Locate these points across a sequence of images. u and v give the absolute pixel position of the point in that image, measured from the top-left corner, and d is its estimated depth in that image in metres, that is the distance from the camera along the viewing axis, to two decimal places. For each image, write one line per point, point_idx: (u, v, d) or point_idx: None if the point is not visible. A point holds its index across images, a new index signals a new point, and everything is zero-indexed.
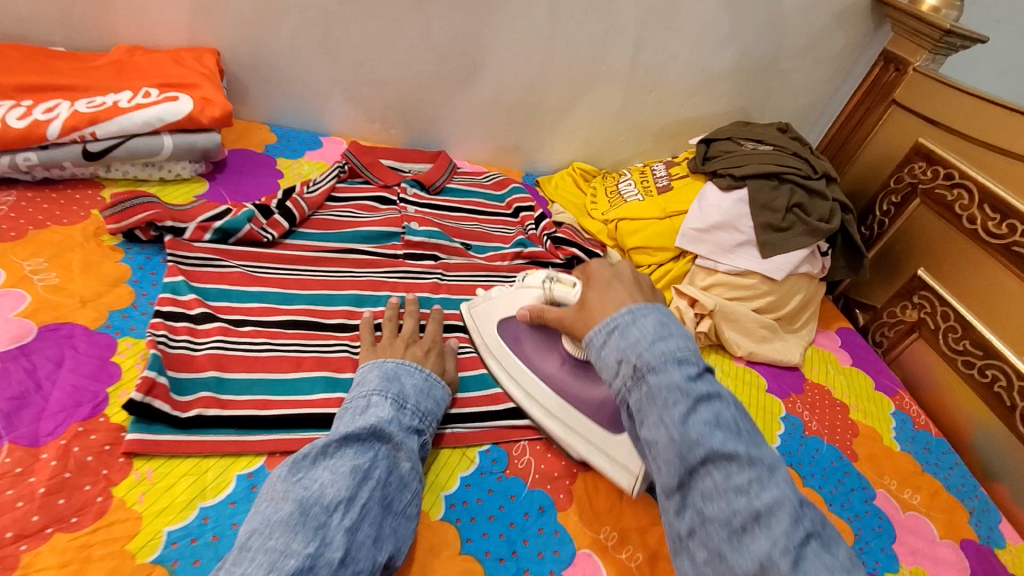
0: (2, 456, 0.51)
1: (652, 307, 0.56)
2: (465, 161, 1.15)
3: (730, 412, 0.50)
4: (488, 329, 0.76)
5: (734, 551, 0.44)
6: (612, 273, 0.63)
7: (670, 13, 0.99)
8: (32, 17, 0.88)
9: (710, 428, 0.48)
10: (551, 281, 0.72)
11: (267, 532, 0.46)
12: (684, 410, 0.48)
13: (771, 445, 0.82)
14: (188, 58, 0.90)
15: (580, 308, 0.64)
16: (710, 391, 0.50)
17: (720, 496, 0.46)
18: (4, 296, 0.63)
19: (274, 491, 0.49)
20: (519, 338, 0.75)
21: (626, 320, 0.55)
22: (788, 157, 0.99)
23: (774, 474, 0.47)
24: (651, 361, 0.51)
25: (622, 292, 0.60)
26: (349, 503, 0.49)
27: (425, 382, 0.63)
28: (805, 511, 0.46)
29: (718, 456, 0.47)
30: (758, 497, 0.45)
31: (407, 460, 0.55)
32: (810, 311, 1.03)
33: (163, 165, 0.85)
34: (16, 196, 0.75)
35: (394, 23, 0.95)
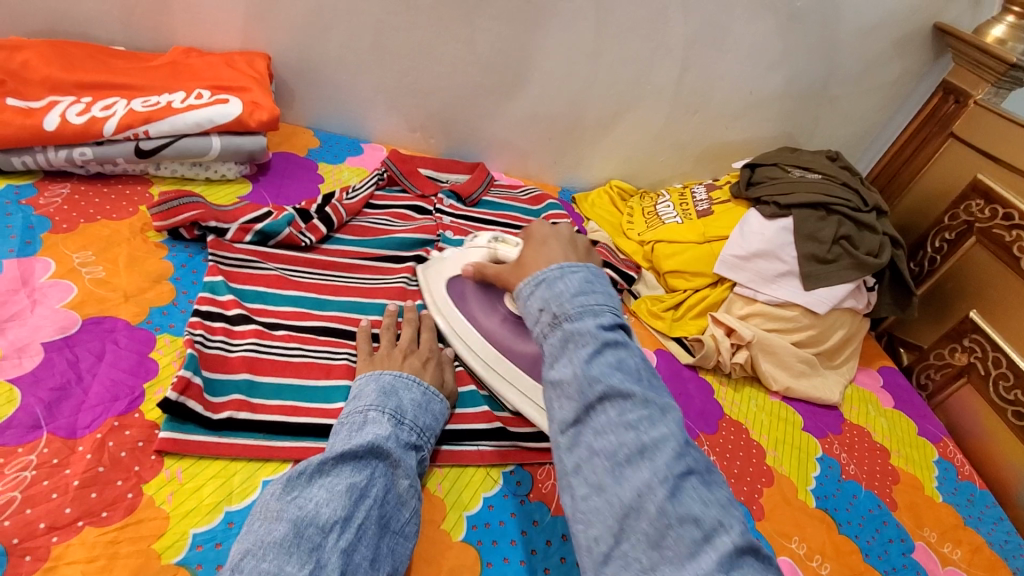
0: (41, 447, 0.52)
1: (585, 266, 0.53)
2: (502, 174, 1.15)
3: (637, 359, 0.47)
4: (436, 286, 0.79)
5: (615, 483, 0.41)
6: (551, 232, 0.62)
7: (720, 35, 0.98)
8: (97, 18, 0.91)
9: (613, 369, 0.45)
10: (496, 243, 0.77)
11: (259, 554, 0.44)
12: (589, 352, 0.46)
13: (806, 488, 0.78)
14: (241, 62, 0.92)
15: (517, 264, 0.62)
16: (621, 338, 0.48)
17: (609, 431, 0.43)
18: (53, 287, 0.65)
19: (267, 510, 0.48)
20: (464, 296, 0.77)
21: (555, 274, 0.51)
22: (836, 187, 0.95)
23: (668, 415, 0.44)
24: (568, 310, 0.49)
25: (555, 248, 0.58)
26: (345, 523, 0.48)
27: (424, 396, 0.62)
28: (692, 451, 0.43)
29: (615, 394, 0.44)
30: (647, 433, 0.42)
31: (405, 477, 0.54)
32: (852, 348, 0.99)
33: (210, 165, 0.86)
34: (70, 189, 0.78)
35: (441, 34, 0.96)
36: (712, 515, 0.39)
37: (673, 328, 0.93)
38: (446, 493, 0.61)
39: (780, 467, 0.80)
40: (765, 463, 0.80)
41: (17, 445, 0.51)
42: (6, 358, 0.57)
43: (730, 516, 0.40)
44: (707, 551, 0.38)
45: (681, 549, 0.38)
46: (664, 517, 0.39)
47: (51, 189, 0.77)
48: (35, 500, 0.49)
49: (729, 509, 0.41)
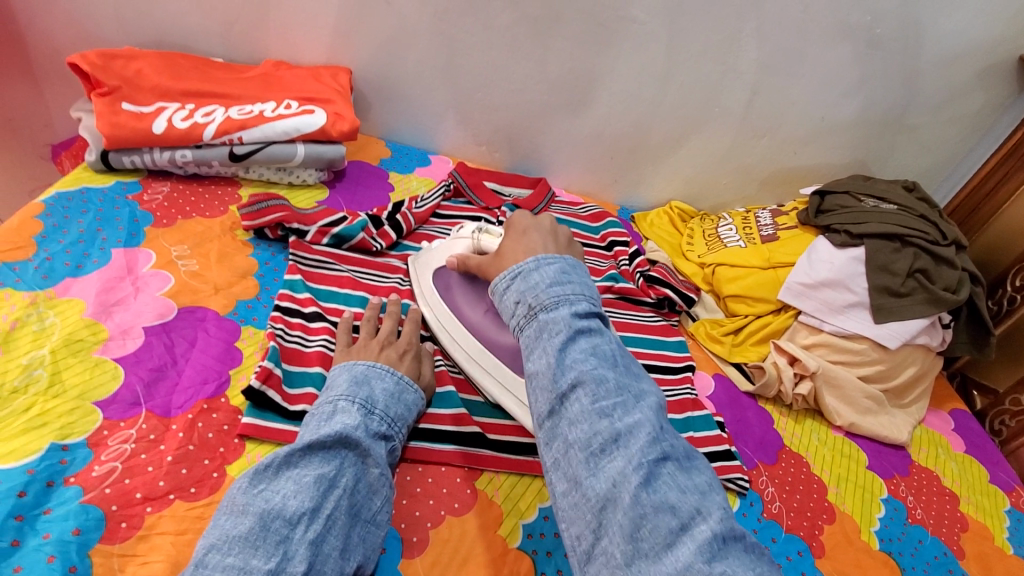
0: (140, 422, 0.56)
1: (561, 257, 0.52)
2: (562, 190, 1.17)
3: (612, 346, 0.46)
4: (424, 278, 0.78)
5: (591, 473, 0.40)
6: (532, 222, 0.59)
7: (794, 60, 0.97)
8: (201, 32, 0.99)
9: (586, 358, 0.44)
10: (480, 232, 0.74)
11: (223, 549, 0.45)
12: (561, 341, 0.45)
13: (869, 529, 0.75)
14: (326, 75, 0.97)
15: (497, 253, 0.61)
16: (595, 326, 0.47)
17: (582, 420, 0.42)
18: (153, 277, 0.70)
19: (232, 504, 0.48)
20: (449, 287, 0.75)
21: (530, 265, 0.51)
22: (913, 219, 0.92)
23: (644, 402, 0.43)
24: (543, 300, 0.48)
25: (535, 238, 0.57)
26: (313, 515, 0.49)
27: (396, 386, 0.61)
28: (671, 438, 0.42)
29: (587, 380, 0.43)
30: (620, 419, 0.42)
31: (376, 466, 0.54)
32: (924, 386, 0.94)
33: (293, 171, 0.92)
34: (170, 188, 0.85)
35: (513, 54, 0.99)
36: (689, 501, 0.38)
37: (733, 353, 0.92)
38: (503, 500, 0.62)
39: (843, 505, 0.77)
40: (826, 499, 0.77)
41: (119, 419, 0.56)
42: (113, 338, 0.62)
43: (709, 504, 0.39)
44: (684, 540, 0.37)
45: (657, 538, 0.37)
46: (638, 505, 0.38)
47: (153, 187, 0.84)
48: (133, 471, 0.53)
49: (709, 497, 0.40)
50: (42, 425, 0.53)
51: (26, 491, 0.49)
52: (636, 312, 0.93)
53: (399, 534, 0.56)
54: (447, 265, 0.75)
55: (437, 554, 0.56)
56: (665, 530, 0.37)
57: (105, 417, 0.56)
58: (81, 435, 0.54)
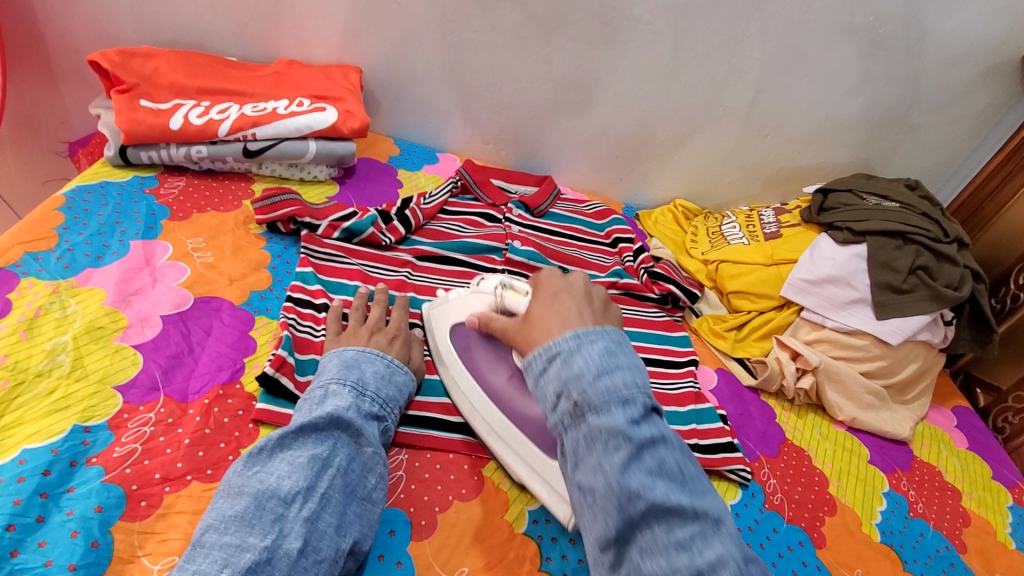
0: (158, 406, 0.58)
1: (602, 332, 0.51)
2: (568, 188, 1.18)
3: (674, 456, 0.45)
4: (440, 335, 0.72)
5: None
6: (563, 285, 0.60)
7: (798, 59, 0.98)
8: (215, 31, 1.02)
9: (652, 478, 0.43)
10: (504, 288, 0.69)
11: (222, 528, 0.47)
12: (624, 458, 0.43)
13: (871, 522, 0.76)
14: (337, 74, 0.99)
15: (524, 319, 0.59)
16: (656, 433, 0.46)
17: (658, 553, 0.41)
18: (170, 268, 0.72)
19: (229, 485, 0.50)
20: (469, 346, 0.70)
21: (570, 346, 0.49)
22: (915, 216, 0.93)
23: (720, 527, 0.42)
24: (593, 399, 0.46)
25: (568, 304, 0.56)
26: (308, 494, 0.50)
27: (386, 368, 0.63)
28: (750, 566, 0.41)
29: (657, 507, 0.42)
30: (699, 553, 0.41)
31: (368, 446, 0.56)
32: (926, 383, 0.95)
33: (304, 167, 0.94)
34: (185, 182, 0.87)
35: (521, 53, 1.00)
36: None
37: (735, 348, 0.92)
38: (509, 487, 0.64)
39: (844, 498, 0.78)
40: (828, 492, 0.78)
41: (138, 403, 0.58)
42: (132, 326, 0.64)
43: None
44: None
45: None
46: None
47: (169, 181, 0.86)
48: (152, 452, 0.55)
49: None
50: (65, 407, 0.55)
51: (51, 469, 0.51)
52: (640, 307, 0.94)
53: (408, 518, 0.58)
54: (466, 322, 0.70)
55: (445, 538, 0.58)
56: None
57: (125, 400, 0.58)
58: (103, 417, 0.56)
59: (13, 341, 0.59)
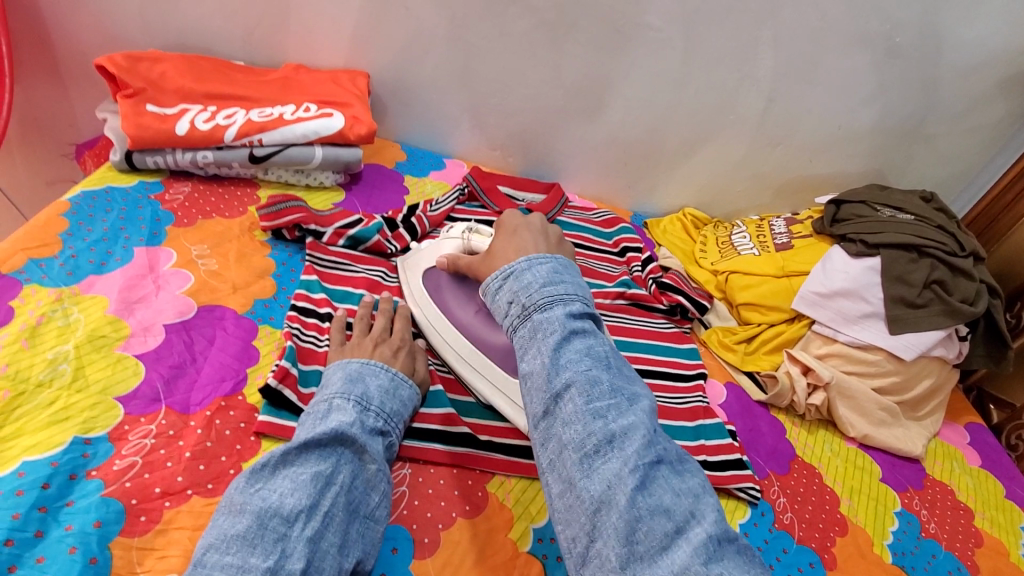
0: (160, 418, 0.57)
1: (552, 256, 0.54)
2: (576, 195, 1.17)
3: (604, 349, 0.48)
4: (414, 279, 0.78)
5: (585, 476, 0.42)
6: (522, 221, 0.62)
7: (811, 68, 0.96)
8: (223, 35, 1.01)
9: (580, 359, 0.46)
10: (470, 232, 0.75)
11: (222, 548, 0.45)
12: (557, 342, 0.47)
13: (882, 542, 0.74)
14: (344, 79, 0.99)
15: (488, 253, 0.64)
16: (588, 327, 0.49)
17: (577, 422, 0.44)
18: (174, 275, 0.72)
19: (229, 504, 0.48)
20: (439, 287, 0.75)
21: (522, 264, 0.52)
22: (930, 229, 0.91)
23: (637, 404, 0.45)
24: (537, 299, 0.50)
25: (525, 237, 0.59)
26: (311, 512, 0.49)
27: (391, 382, 0.62)
28: (663, 441, 0.44)
29: (582, 383, 0.45)
30: (615, 422, 0.43)
31: (373, 462, 0.54)
32: (940, 400, 0.93)
33: (311, 173, 0.93)
34: (191, 188, 0.86)
35: (530, 59, 0.99)
36: (683, 505, 0.41)
37: (745, 361, 0.91)
38: (514, 504, 0.63)
39: (855, 518, 0.76)
40: (839, 511, 0.76)
41: (139, 414, 0.57)
42: (134, 335, 0.64)
43: (702, 505, 0.41)
44: (679, 543, 0.39)
45: (652, 541, 0.39)
46: (634, 508, 0.40)
47: (174, 187, 0.86)
48: (152, 466, 0.54)
49: (701, 498, 0.42)
50: (66, 419, 0.55)
51: (50, 483, 0.50)
52: (647, 318, 0.93)
53: (411, 535, 0.57)
54: (437, 265, 0.76)
55: (449, 556, 0.56)
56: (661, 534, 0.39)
57: (126, 412, 0.57)
58: (103, 429, 0.55)
59: (14, 349, 0.59)
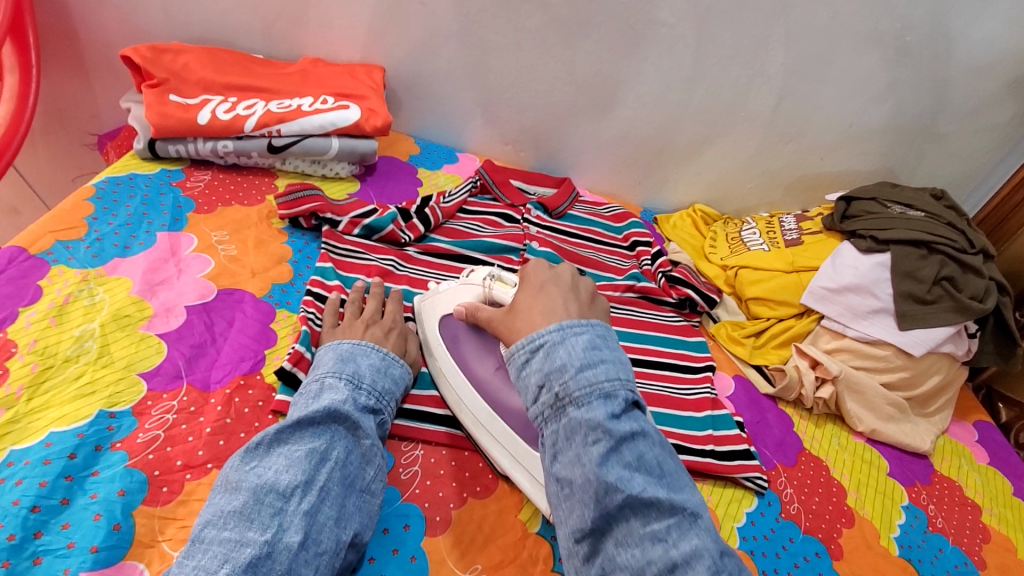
0: (181, 394, 0.59)
1: (587, 325, 0.53)
2: (586, 190, 1.18)
3: (651, 452, 0.48)
4: (429, 325, 0.71)
5: None
6: (550, 277, 0.62)
7: (823, 65, 0.97)
8: (244, 29, 1.03)
9: (630, 471, 0.46)
10: (493, 279, 0.68)
11: (220, 523, 0.46)
12: (605, 455, 0.46)
13: (889, 535, 0.75)
14: (360, 73, 1.00)
15: (510, 309, 0.60)
16: (636, 430, 0.48)
17: (634, 544, 0.45)
18: (194, 259, 0.73)
19: (227, 481, 0.49)
20: (457, 338, 0.69)
21: (554, 340, 0.52)
22: (941, 226, 0.91)
23: (697, 521, 0.45)
24: (576, 395, 0.49)
25: (553, 295, 0.58)
26: (306, 487, 0.50)
27: (382, 361, 0.63)
28: (724, 560, 0.44)
29: (633, 498, 0.45)
30: (674, 545, 0.44)
31: (367, 438, 0.56)
32: (948, 397, 0.93)
33: (327, 164, 0.95)
34: (211, 176, 0.88)
35: (543, 55, 1.01)
36: None
37: (753, 355, 0.92)
38: None
39: (862, 510, 0.76)
40: (846, 503, 0.77)
41: (162, 391, 0.59)
42: (157, 315, 0.65)
43: None
44: None
45: None
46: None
47: (195, 175, 0.88)
48: (174, 440, 0.55)
49: None
50: (92, 393, 0.57)
51: (77, 453, 0.52)
52: (657, 311, 0.93)
53: (423, 513, 0.58)
54: (455, 314, 0.69)
55: (460, 534, 0.58)
56: None
57: (149, 388, 0.59)
58: (128, 404, 0.57)
59: (43, 326, 0.61)
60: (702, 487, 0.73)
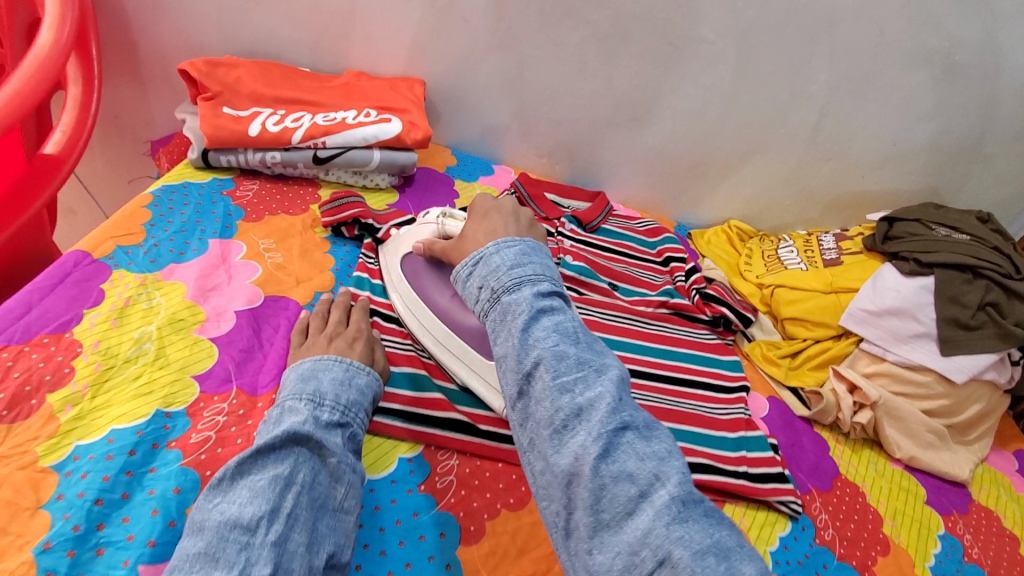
0: (231, 397, 0.62)
1: (522, 241, 0.55)
2: (619, 204, 1.19)
3: (572, 325, 0.48)
4: (392, 266, 0.78)
5: (556, 449, 0.42)
6: (493, 205, 0.64)
7: (867, 84, 0.95)
8: (293, 43, 1.08)
9: (547, 335, 0.47)
10: (444, 217, 0.77)
11: (185, 568, 0.43)
12: (525, 321, 0.47)
13: (924, 564, 0.73)
14: (402, 86, 1.03)
15: (459, 239, 0.66)
16: (556, 306, 0.49)
17: (544, 397, 0.44)
18: (243, 266, 0.77)
19: (192, 525, 0.47)
20: (416, 272, 0.75)
21: (491, 250, 0.53)
22: (987, 250, 0.89)
23: (604, 375, 0.45)
24: (506, 283, 0.50)
25: (495, 219, 0.61)
26: (273, 515, 0.48)
27: (346, 373, 0.61)
28: (630, 409, 0.44)
29: (548, 357, 0.45)
30: (581, 394, 0.43)
31: (334, 455, 0.54)
32: (989, 425, 0.90)
33: (368, 175, 0.97)
34: (259, 186, 0.92)
35: (581, 71, 1.02)
36: (647, 469, 0.40)
37: (789, 376, 0.90)
38: None
39: (898, 539, 0.75)
40: (881, 531, 0.75)
41: (213, 393, 0.62)
42: (209, 320, 0.69)
43: (667, 469, 0.40)
44: (644, 507, 0.39)
45: (618, 505, 0.39)
46: (599, 477, 0.40)
47: (244, 184, 0.91)
48: (224, 441, 0.58)
49: (666, 460, 0.41)
50: (149, 392, 0.60)
51: (136, 450, 0.55)
52: (690, 329, 0.93)
53: (457, 522, 0.60)
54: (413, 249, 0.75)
55: (493, 544, 0.59)
56: (625, 501, 0.39)
57: (202, 390, 0.62)
58: (182, 405, 0.60)
59: (105, 328, 0.64)
60: (735, 509, 0.72)
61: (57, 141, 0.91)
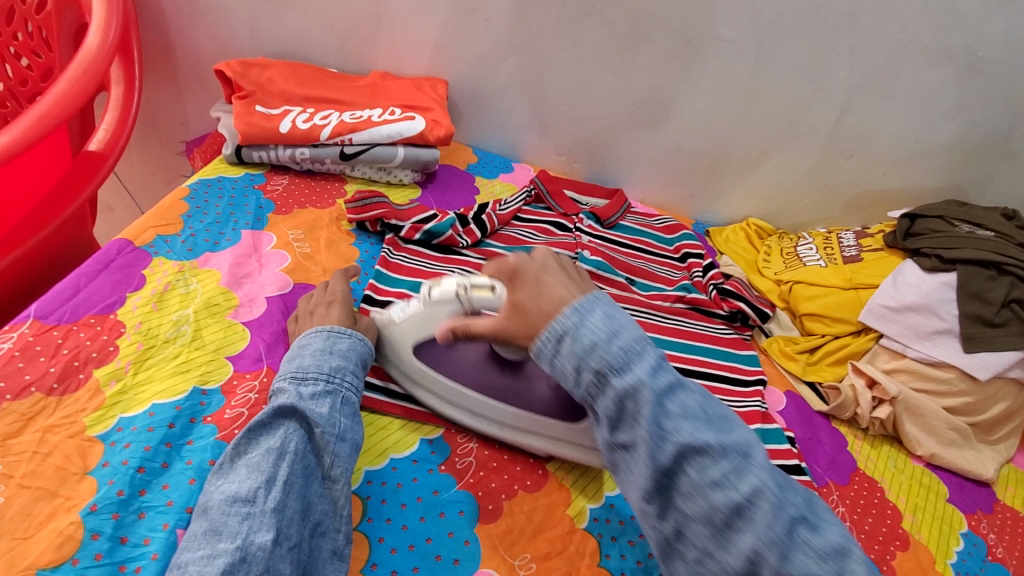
0: (262, 376, 0.65)
1: (596, 298, 0.52)
2: (638, 202, 1.19)
3: (695, 400, 0.47)
4: (405, 363, 0.67)
5: (721, 548, 0.44)
6: (538, 269, 0.57)
7: (889, 81, 0.95)
8: (321, 45, 1.11)
9: (678, 421, 0.46)
10: (466, 288, 0.63)
11: (192, 545, 0.47)
12: (653, 411, 0.46)
13: (946, 561, 0.72)
14: (426, 86, 1.06)
15: (516, 314, 0.55)
16: (674, 380, 0.48)
17: (698, 495, 0.45)
18: (273, 255, 0.80)
19: (199, 504, 0.51)
20: (444, 360, 0.66)
21: (574, 321, 0.50)
22: (1012, 246, 0.88)
23: (750, 459, 0.45)
24: (611, 362, 0.48)
25: (557, 289, 0.54)
26: (270, 485, 0.50)
27: (326, 341, 0.63)
28: (786, 495, 0.44)
29: (688, 451, 0.45)
30: (736, 488, 0.44)
31: (320, 424, 0.55)
32: (1016, 425, 0.88)
33: (391, 171, 1.00)
34: (288, 181, 0.96)
35: (600, 70, 1.04)
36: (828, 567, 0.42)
37: (807, 371, 0.90)
38: (571, 483, 0.66)
39: (918, 534, 0.74)
40: (901, 526, 0.75)
41: (246, 371, 0.65)
42: (241, 305, 0.72)
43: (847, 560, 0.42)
44: None
45: None
46: None
47: (274, 179, 0.95)
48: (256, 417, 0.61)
49: (838, 547, 0.43)
50: (187, 371, 0.63)
51: (175, 423, 0.58)
52: (707, 323, 0.94)
53: (476, 501, 0.61)
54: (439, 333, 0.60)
55: (511, 522, 0.61)
56: None
57: (235, 369, 0.65)
58: (217, 382, 0.63)
59: (146, 310, 0.68)
60: None
61: (100, 138, 0.95)
